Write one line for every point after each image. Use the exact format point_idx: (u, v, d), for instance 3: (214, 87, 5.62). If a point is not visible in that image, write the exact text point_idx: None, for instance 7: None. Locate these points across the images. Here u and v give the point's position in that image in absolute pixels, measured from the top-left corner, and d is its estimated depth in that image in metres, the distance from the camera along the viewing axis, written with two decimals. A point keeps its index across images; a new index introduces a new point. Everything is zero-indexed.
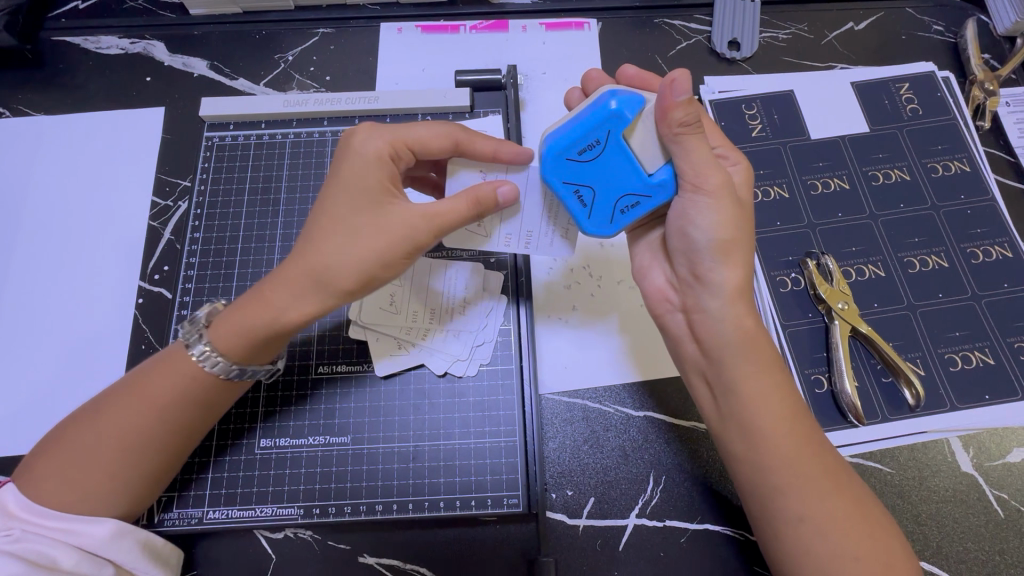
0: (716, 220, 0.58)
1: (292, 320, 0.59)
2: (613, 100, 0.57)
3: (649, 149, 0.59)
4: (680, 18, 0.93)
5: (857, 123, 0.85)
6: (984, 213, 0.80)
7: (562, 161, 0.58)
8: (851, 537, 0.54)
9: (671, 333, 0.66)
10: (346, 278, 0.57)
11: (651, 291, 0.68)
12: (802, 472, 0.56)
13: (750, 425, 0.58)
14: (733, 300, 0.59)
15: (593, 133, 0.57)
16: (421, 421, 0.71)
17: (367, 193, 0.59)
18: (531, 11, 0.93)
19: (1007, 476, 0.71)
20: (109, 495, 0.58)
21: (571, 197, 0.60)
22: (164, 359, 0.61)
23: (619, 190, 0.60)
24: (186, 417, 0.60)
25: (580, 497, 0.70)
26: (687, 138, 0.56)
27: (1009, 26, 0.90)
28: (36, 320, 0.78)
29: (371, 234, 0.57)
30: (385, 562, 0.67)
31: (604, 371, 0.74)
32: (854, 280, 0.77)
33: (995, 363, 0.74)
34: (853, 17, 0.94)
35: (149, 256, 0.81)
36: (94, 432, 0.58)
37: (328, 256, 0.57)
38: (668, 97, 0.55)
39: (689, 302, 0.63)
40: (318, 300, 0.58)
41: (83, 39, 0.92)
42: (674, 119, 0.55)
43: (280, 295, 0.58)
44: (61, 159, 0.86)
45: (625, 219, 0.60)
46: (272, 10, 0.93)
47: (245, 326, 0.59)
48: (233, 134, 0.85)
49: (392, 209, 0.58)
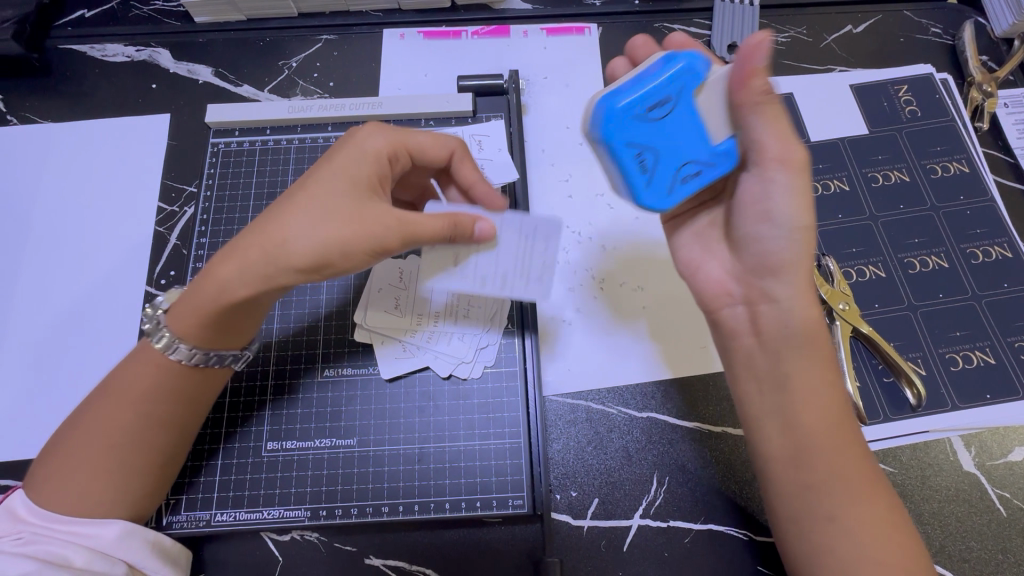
0: (795, 202, 0.58)
1: (239, 296, 0.58)
2: (683, 63, 0.58)
3: (716, 117, 0.59)
4: (680, 22, 0.94)
5: (857, 126, 0.86)
6: (983, 214, 0.81)
7: (625, 118, 0.58)
8: (866, 534, 0.55)
9: (728, 326, 0.64)
10: (293, 256, 0.56)
11: (707, 284, 0.66)
12: (839, 470, 0.56)
13: (793, 421, 0.58)
14: (804, 292, 0.60)
15: (661, 91, 0.58)
16: (427, 423, 0.72)
17: (339, 182, 0.60)
18: (532, 16, 0.94)
19: (1009, 475, 0.71)
20: (115, 496, 0.59)
21: (631, 163, 0.59)
22: (139, 351, 0.63)
23: (680, 158, 0.59)
24: (170, 410, 0.62)
25: (584, 498, 0.70)
26: (765, 107, 0.56)
27: (1007, 28, 0.91)
28: (45, 324, 0.79)
29: (327, 216, 0.57)
30: (391, 563, 0.68)
31: (631, 369, 0.75)
32: (855, 280, 0.78)
33: (995, 362, 0.74)
34: (852, 20, 0.94)
35: (156, 261, 0.82)
36: (86, 436, 0.59)
37: (281, 237, 0.57)
38: (748, 63, 0.54)
39: (752, 292, 0.62)
40: (265, 277, 0.57)
41: (89, 47, 0.93)
42: (754, 86, 0.55)
43: (229, 273, 0.58)
44: (68, 166, 0.87)
45: (686, 189, 0.60)
46: (276, 17, 0.94)
47: (198, 302, 0.59)
48: (238, 141, 0.86)
49: (362, 203, 0.59)
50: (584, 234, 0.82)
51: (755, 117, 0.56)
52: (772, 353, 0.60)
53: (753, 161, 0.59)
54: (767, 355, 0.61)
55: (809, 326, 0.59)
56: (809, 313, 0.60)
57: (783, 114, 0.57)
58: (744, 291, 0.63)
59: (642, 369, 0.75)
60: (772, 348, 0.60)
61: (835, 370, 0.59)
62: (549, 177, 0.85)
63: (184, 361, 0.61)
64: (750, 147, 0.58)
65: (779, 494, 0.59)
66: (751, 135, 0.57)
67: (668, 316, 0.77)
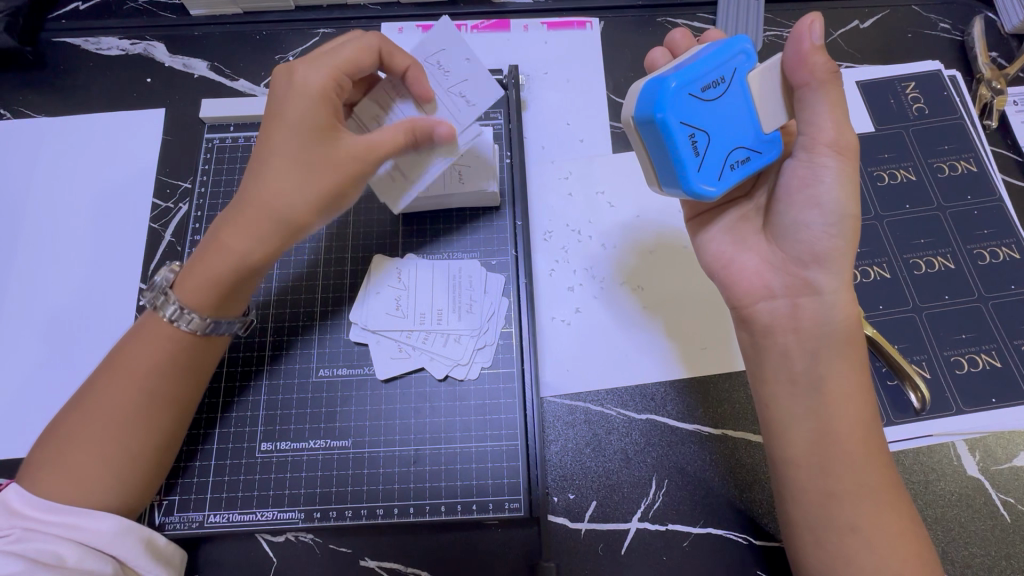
0: (845, 190, 0.58)
1: (252, 259, 0.61)
2: (738, 49, 0.57)
3: (769, 103, 0.59)
4: (683, 16, 0.92)
5: (862, 123, 0.84)
6: (991, 214, 0.80)
7: (683, 97, 0.55)
8: (883, 540, 0.54)
9: (763, 321, 0.63)
10: (301, 214, 0.60)
11: (744, 277, 0.64)
12: (863, 477, 0.56)
13: (820, 426, 0.58)
14: (848, 287, 0.60)
15: (717, 73, 0.56)
16: (422, 424, 0.71)
17: (303, 132, 0.60)
18: (532, 10, 0.93)
19: (1014, 480, 0.70)
20: (118, 477, 0.58)
21: (685, 143, 0.56)
22: (142, 331, 0.62)
23: (729, 142, 0.58)
24: (171, 384, 0.61)
25: (581, 500, 0.69)
26: (829, 87, 0.56)
27: (1017, 24, 0.89)
28: (40, 322, 0.78)
29: (312, 175, 0.60)
30: (386, 566, 0.67)
31: (640, 370, 0.74)
32: (860, 281, 0.77)
33: (1002, 365, 0.73)
34: (859, 15, 0.93)
35: (150, 259, 0.81)
36: (93, 416, 0.58)
37: (275, 200, 0.60)
38: (806, 43, 0.55)
39: (795, 283, 0.61)
40: (273, 238, 0.61)
41: (83, 40, 0.92)
42: (816, 65, 0.55)
43: (233, 242, 0.61)
44: (62, 161, 0.85)
45: (733, 174, 0.59)
46: (271, 10, 0.92)
47: (209, 278, 0.61)
48: (233, 136, 0.84)
49: (335, 144, 0.60)
50: (584, 235, 0.80)
51: (818, 96, 0.56)
52: (809, 353, 0.60)
53: (804, 144, 0.60)
54: (805, 355, 0.60)
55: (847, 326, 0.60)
56: (846, 310, 0.60)
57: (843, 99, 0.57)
58: (785, 285, 0.62)
59: (658, 369, 0.74)
60: (812, 347, 0.60)
61: (859, 374, 0.59)
62: (549, 175, 0.83)
63: (190, 330, 0.62)
64: (804, 129, 0.58)
65: (798, 498, 0.58)
66: (809, 118, 0.58)
67: (685, 312, 0.76)
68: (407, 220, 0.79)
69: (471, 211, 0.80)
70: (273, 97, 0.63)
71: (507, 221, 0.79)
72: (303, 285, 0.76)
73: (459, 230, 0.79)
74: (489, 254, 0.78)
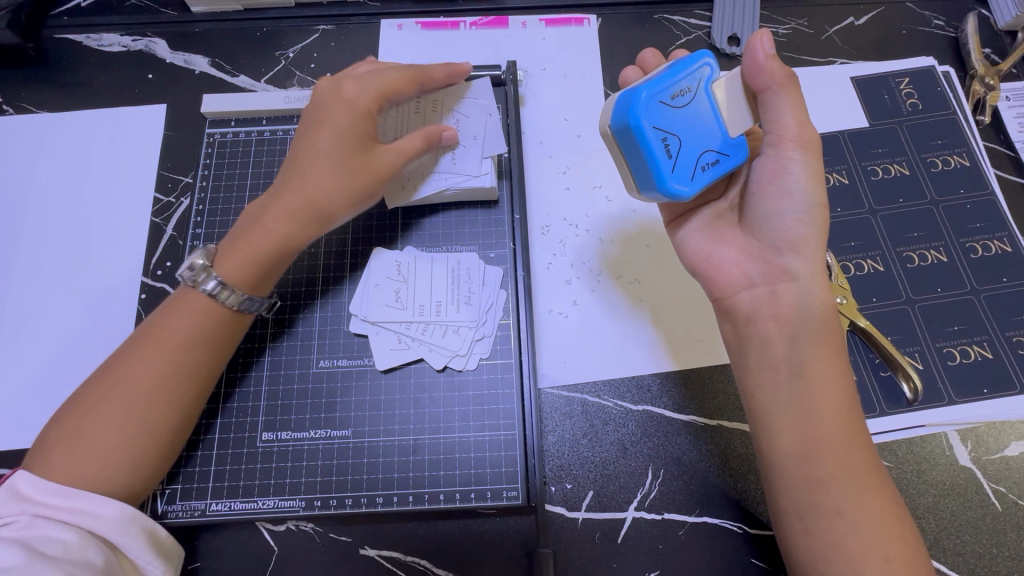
0: (812, 180, 0.61)
1: (289, 246, 0.68)
2: (703, 61, 0.60)
3: (734, 109, 0.61)
4: (680, 13, 0.93)
5: (857, 118, 0.85)
6: (984, 208, 0.80)
7: (654, 104, 0.57)
8: (870, 523, 0.55)
9: (743, 311, 0.64)
10: (339, 205, 0.68)
11: (723, 268, 0.66)
12: (850, 462, 0.57)
13: (806, 413, 0.59)
14: (820, 273, 0.61)
15: (684, 83, 0.58)
16: (422, 414, 0.72)
17: (350, 136, 0.68)
18: (530, 7, 0.94)
19: (1004, 469, 0.71)
20: (145, 450, 0.61)
21: (658, 146, 0.58)
22: (174, 306, 0.65)
23: (700, 144, 0.59)
24: (197, 355, 0.64)
25: (579, 490, 0.70)
26: (789, 90, 0.58)
27: (1010, 20, 0.90)
28: (44, 314, 0.79)
29: (349, 169, 0.67)
30: (386, 554, 0.68)
31: (636, 361, 0.75)
32: (853, 274, 0.77)
33: (993, 357, 0.74)
34: (853, 12, 0.93)
35: (152, 252, 0.82)
36: (123, 394, 0.60)
37: (319, 192, 0.67)
38: (757, 57, 0.58)
39: (772, 271, 0.62)
40: (311, 226, 0.68)
41: (85, 37, 0.92)
42: (771, 71, 0.58)
43: (273, 222, 0.67)
44: (65, 156, 0.86)
45: (704, 175, 0.60)
46: (272, 7, 0.93)
47: (249, 257, 0.66)
48: (235, 131, 0.85)
49: (376, 150, 0.69)
50: (580, 229, 0.81)
51: (779, 99, 0.59)
52: (789, 338, 0.61)
53: (770, 141, 0.62)
54: (785, 341, 0.61)
55: (824, 309, 0.61)
56: (827, 299, 0.61)
57: (803, 100, 0.60)
58: (764, 273, 0.63)
59: (652, 362, 0.75)
60: (790, 332, 0.61)
61: (846, 363, 0.61)
62: (546, 170, 0.84)
63: (227, 304, 0.65)
64: (770, 128, 0.61)
65: (787, 485, 0.59)
66: (774, 117, 0.60)
67: (678, 306, 0.77)
68: (406, 214, 0.80)
69: (469, 204, 0.81)
70: (317, 100, 0.70)
71: (505, 214, 0.80)
72: (304, 278, 0.77)
73: (458, 224, 0.80)
74: (487, 247, 0.79)
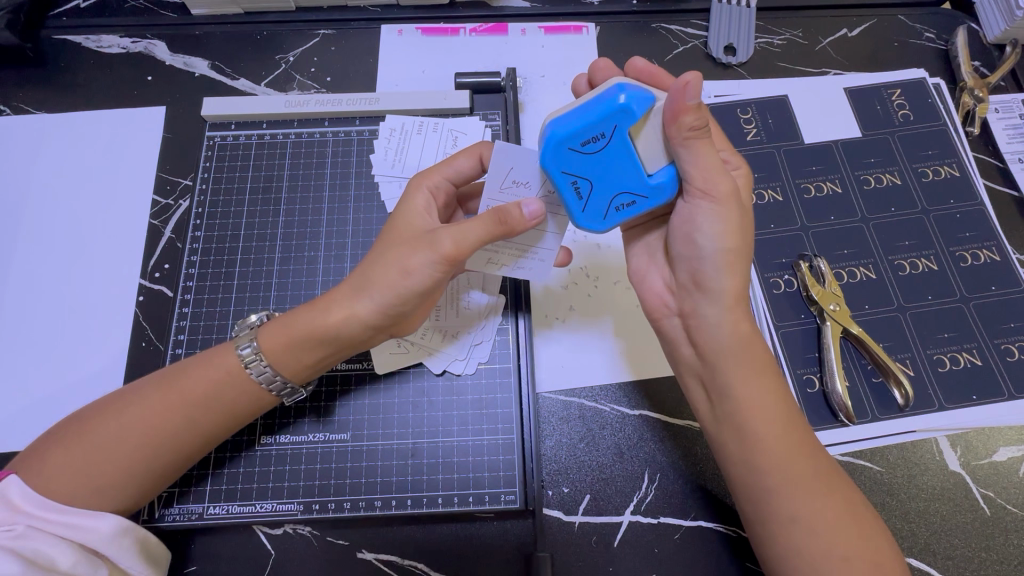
0: (720, 228, 0.59)
1: (328, 324, 0.61)
2: (623, 93, 0.55)
3: (650, 149, 0.58)
4: (677, 23, 0.94)
5: (850, 128, 0.87)
6: (973, 217, 0.82)
7: (564, 149, 0.56)
8: (832, 528, 0.56)
9: (668, 336, 0.67)
10: (379, 282, 0.60)
11: (648, 295, 0.69)
12: (794, 472, 0.58)
13: (743, 428, 0.60)
14: (731, 311, 0.61)
15: (598, 124, 0.55)
16: (420, 418, 0.72)
17: (397, 228, 0.64)
18: (530, 14, 0.95)
19: (993, 474, 0.72)
20: (115, 492, 0.59)
21: (568, 189, 0.58)
22: (206, 358, 0.64)
23: (616, 186, 0.58)
24: (208, 420, 0.62)
25: (576, 494, 0.71)
26: (696, 143, 0.55)
27: (999, 34, 0.92)
28: (39, 316, 0.78)
29: (391, 253, 0.61)
30: (383, 558, 0.68)
31: (591, 369, 0.76)
32: (846, 282, 0.79)
33: (982, 364, 0.75)
34: (847, 24, 0.95)
35: (150, 254, 0.82)
36: (125, 424, 0.59)
37: (363, 269, 0.63)
38: (680, 100, 0.53)
39: (683, 307, 0.65)
40: (349, 300, 0.61)
41: (85, 38, 0.92)
42: (685, 124, 0.54)
43: (328, 301, 0.62)
44: (63, 158, 0.86)
45: (618, 217, 0.60)
46: (273, 11, 0.94)
47: (291, 333, 0.62)
48: (234, 134, 0.86)
49: (415, 233, 0.62)
50: (576, 233, 0.82)
51: (686, 151, 0.56)
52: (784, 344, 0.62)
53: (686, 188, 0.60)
54: None
55: (739, 339, 0.61)
56: None
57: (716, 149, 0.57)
58: (679, 305, 0.65)
59: (634, 372, 0.75)
60: None
61: None
62: None
63: (258, 380, 0.63)
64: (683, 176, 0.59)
65: None
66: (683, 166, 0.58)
67: (641, 331, 0.77)
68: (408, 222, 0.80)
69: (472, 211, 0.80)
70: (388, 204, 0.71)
71: None
72: (303, 283, 0.78)
73: None
74: None
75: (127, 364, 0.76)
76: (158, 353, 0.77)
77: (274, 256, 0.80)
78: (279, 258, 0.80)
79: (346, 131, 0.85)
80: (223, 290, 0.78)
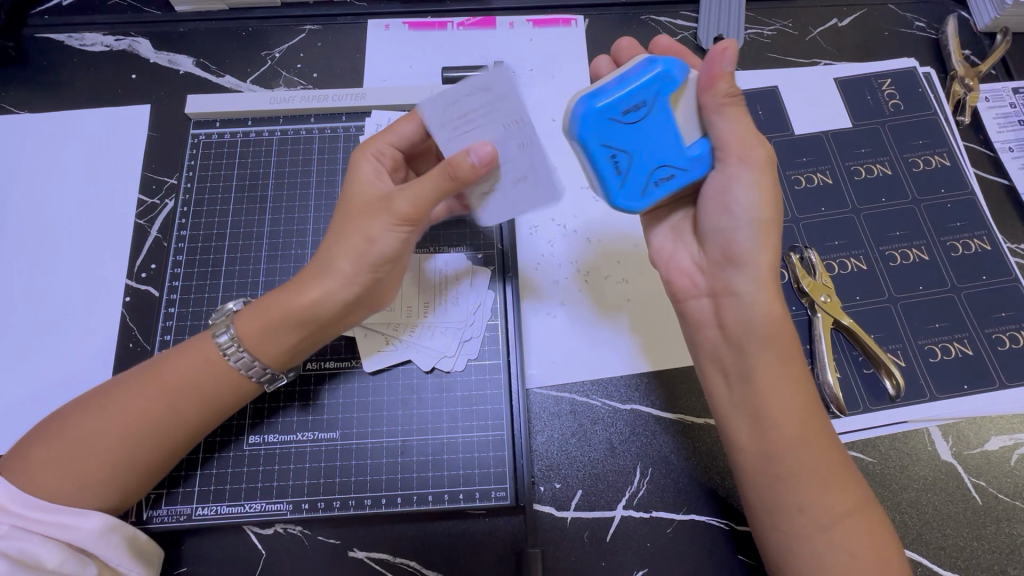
0: (756, 196, 0.60)
1: (302, 305, 0.60)
2: (659, 67, 0.59)
3: (686, 121, 0.62)
4: (667, 14, 0.94)
5: (841, 118, 0.87)
6: (964, 207, 0.82)
7: (604, 121, 0.58)
8: (832, 517, 0.56)
9: (693, 317, 0.66)
10: (343, 261, 0.60)
11: (678, 275, 0.67)
12: (806, 462, 0.57)
13: (749, 417, 0.59)
14: (766, 284, 0.60)
15: (639, 95, 0.58)
16: (409, 416, 0.72)
17: (348, 196, 0.63)
18: (518, 7, 0.94)
19: (985, 464, 0.72)
20: (102, 488, 0.58)
21: (608, 162, 0.59)
22: (186, 346, 0.63)
23: (656, 157, 0.60)
24: (190, 408, 0.61)
25: (567, 489, 0.71)
26: (730, 109, 0.60)
27: (990, 22, 0.92)
28: (23, 317, 0.78)
29: (344, 225, 0.61)
30: (375, 556, 0.68)
31: (585, 365, 0.75)
32: (837, 273, 0.79)
33: (973, 353, 0.75)
34: (837, 14, 0.95)
35: (136, 254, 0.81)
36: (108, 420, 0.59)
37: (329, 255, 0.61)
38: (716, 68, 0.59)
39: (716, 284, 0.63)
40: (319, 283, 0.60)
41: (67, 36, 0.91)
42: (720, 91, 0.59)
43: (296, 285, 0.62)
44: (46, 157, 0.85)
45: (658, 190, 0.61)
46: (258, 6, 0.92)
47: (266, 319, 0.61)
48: (219, 132, 0.85)
49: (368, 199, 0.62)
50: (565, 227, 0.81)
51: (721, 117, 0.60)
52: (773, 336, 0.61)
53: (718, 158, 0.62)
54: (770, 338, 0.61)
55: (770, 322, 0.60)
56: None
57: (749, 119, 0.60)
58: (710, 284, 0.64)
59: (630, 361, 0.75)
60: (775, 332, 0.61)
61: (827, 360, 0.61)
62: None
63: (236, 366, 0.62)
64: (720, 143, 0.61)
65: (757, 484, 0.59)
66: (720, 133, 0.60)
67: (638, 316, 0.77)
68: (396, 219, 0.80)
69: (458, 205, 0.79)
70: None
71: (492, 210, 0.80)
72: (289, 280, 0.78)
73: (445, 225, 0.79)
74: (476, 247, 0.79)
75: (114, 365, 0.76)
76: (145, 354, 0.76)
77: (261, 254, 0.79)
78: (266, 256, 0.79)
79: (332, 127, 0.85)
80: (209, 290, 0.78)
